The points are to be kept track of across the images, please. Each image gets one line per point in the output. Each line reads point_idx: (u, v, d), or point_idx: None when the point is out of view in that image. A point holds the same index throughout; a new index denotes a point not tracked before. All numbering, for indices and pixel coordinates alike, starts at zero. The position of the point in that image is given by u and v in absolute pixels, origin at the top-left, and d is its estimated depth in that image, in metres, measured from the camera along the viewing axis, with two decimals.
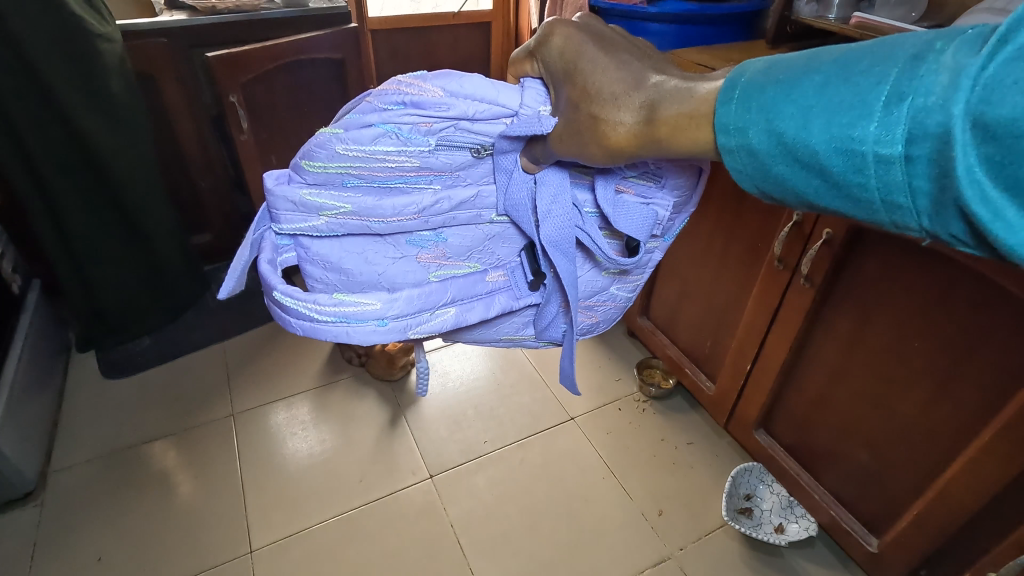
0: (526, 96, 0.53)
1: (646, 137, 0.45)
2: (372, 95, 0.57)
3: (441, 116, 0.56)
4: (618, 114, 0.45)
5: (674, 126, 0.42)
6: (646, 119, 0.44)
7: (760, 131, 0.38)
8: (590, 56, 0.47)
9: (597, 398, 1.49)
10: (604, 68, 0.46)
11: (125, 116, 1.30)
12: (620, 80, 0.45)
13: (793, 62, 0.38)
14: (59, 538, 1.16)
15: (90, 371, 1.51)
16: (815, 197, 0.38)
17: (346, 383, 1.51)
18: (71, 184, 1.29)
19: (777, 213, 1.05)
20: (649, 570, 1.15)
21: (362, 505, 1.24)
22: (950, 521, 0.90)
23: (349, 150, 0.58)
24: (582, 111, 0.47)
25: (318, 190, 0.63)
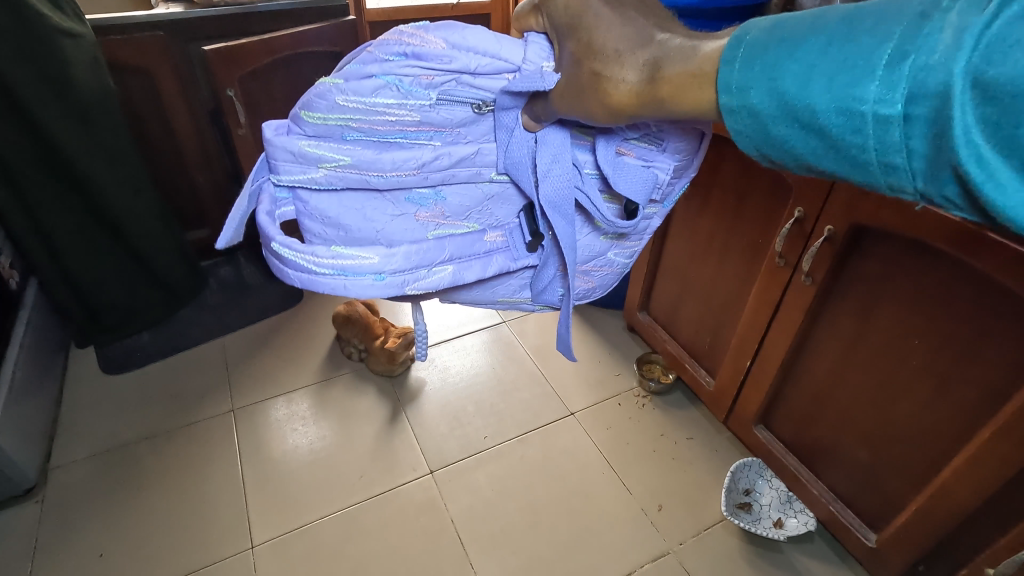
0: (529, 51, 0.53)
1: (648, 95, 0.44)
2: (372, 45, 0.55)
3: (443, 69, 0.55)
4: (618, 69, 0.44)
5: (680, 84, 0.42)
6: (649, 79, 0.43)
7: (761, 91, 0.37)
8: (593, 8, 0.45)
9: (597, 393, 1.50)
10: (611, 25, 0.44)
11: (101, 119, 1.29)
12: (620, 35, 0.44)
13: (800, 20, 0.37)
14: (61, 534, 1.16)
15: (90, 368, 1.51)
16: (814, 159, 0.37)
17: (346, 379, 1.51)
18: (47, 184, 1.29)
19: (779, 210, 1.05)
20: (648, 565, 1.15)
21: (363, 500, 1.24)
22: (950, 517, 0.90)
23: (348, 101, 0.57)
24: (586, 69, 0.46)
25: (317, 141, 0.61)
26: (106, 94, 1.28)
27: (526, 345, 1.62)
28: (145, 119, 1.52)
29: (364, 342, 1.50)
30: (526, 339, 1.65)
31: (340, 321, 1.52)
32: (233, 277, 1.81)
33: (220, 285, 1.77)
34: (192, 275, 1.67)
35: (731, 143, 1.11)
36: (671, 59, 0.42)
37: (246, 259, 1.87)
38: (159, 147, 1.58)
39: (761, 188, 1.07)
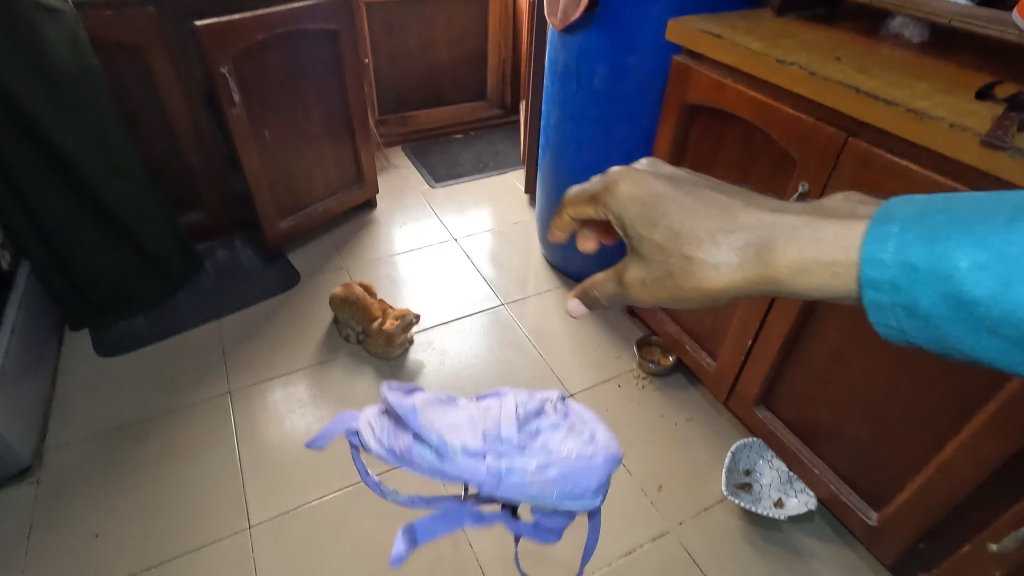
0: (507, 395, 0.60)
1: (755, 277, 0.42)
2: (391, 390, 0.62)
3: (459, 402, 0.60)
4: (713, 251, 0.43)
5: (789, 272, 0.40)
6: (754, 260, 0.42)
7: (937, 287, 0.34)
8: (667, 198, 0.47)
9: (596, 375, 1.49)
10: (696, 213, 0.45)
11: (83, 101, 1.28)
12: (702, 224, 0.45)
13: (965, 201, 0.35)
14: (57, 516, 1.15)
15: (84, 350, 1.49)
16: (985, 352, 0.35)
17: (343, 361, 1.50)
18: (33, 168, 1.27)
19: (783, 185, 1.03)
20: (648, 544, 1.15)
21: (361, 481, 1.23)
22: (953, 494, 0.90)
23: (384, 426, 0.60)
24: (675, 253, 0.45)
25: (391, 452, 0.59)
26: (87, 73, 1.27)
27: (525, 328, 1.61)
28: (137, 98, 1.49)
29: (362, 324, 1.49)
30: (525, 322, 1.63)
31: (338, 302, 1.51)
32: (229, 260, 1.79)
33: (216, 268, 1.75)
34: (186, 257, 1.67)
35: (733, 118, 1.09)
36: (772, 241, 0.41)
37: (242, 243, 1.85)
38: (152, 127, 1.55)
39: (764, 164, 1.06)
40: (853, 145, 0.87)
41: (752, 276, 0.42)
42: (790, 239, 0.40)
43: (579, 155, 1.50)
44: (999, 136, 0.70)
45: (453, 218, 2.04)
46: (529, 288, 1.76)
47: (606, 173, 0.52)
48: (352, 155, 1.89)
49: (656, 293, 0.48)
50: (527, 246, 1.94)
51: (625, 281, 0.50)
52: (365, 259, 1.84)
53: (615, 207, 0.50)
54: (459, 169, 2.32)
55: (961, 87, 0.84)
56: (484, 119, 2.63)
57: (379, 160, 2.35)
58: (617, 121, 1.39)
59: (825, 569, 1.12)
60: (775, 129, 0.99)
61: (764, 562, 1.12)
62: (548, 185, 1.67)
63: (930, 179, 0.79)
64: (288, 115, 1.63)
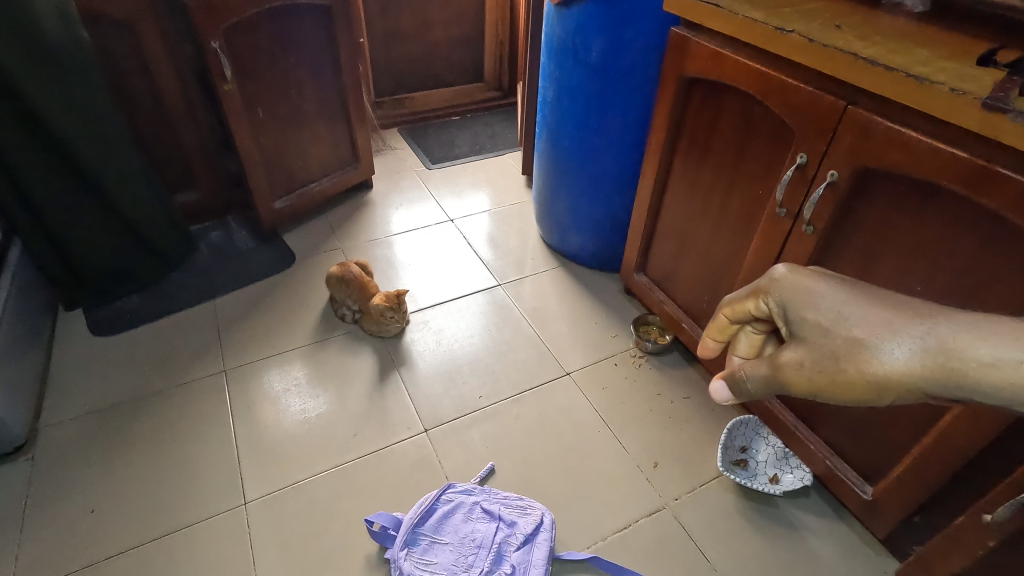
0: None
1: (933, 372, 0.48)
2: None
3: None
4: (889, 345, 0.49)
5: (976, 371, 0.47)
6: (932, 359, 0.48)
7: None
8: (830, 295, 0.54)
9: (593, 354, 1.48)
10: (867, 315, 0.51)
11: (73, 75, 1.26)
12: (872, 322, 0.51)
13: None
14: (52, 491, 1.15)
15: (78, 329, 1.48)
16: None
17: (339, 341, 1.49)
18: (22, 143, 1.25)
19: (780, 158, 1.02)
20: (644, 519, 1.15)
21: (357, 459, 1.23)
22: (949, 466, 0.90)
23: None
24: (847, 352, 0.51)
25: None
26: (77, 46, 1.25)
27: (522, 308, 1.61)
28: (128, 74, 1.47)
29: (359, 303, 1.49)
30: (521, 302, 1.63)
31: (333, 281, 1.50)
32: (224, 241, 1.77)
33: (210, 249, 1.74)
34: (180, 237, 1.66)
35: (731, 91, 1.08)
36: (953, 343, 0.47)
37: (237, 224, 1.84)
38: (144, 105, 1.53)
39: (762, 137, 1.04)
40: (851, 114, 0.86)
41: (928, 368, 0.48)
42: (973, 343, 0.47)
43: (575, 133, 1.49)
44: (1000, 98, 0.69)
45: (450, 200, 2.03)
46: (526, 269, 1.75)
47: (766, 275, 0.60)
48: (347, 136, 1.87)
49: (812, 376, 0.53)
50: (524, 227, 1.92)
51: (779, 365, 0.56)
52: (361, 240, 1.83)
53: (783, 299, 0.57)
54: (456, 151, 2.30)
55: (962, 53, 0.82)
56: (482, 101, 2.61)
57: (376, 142, 2.33)
58: (614, 96, 1.37)
59: (820, 544, 1.12)
60: (773, 100, 0.97)
61: (759, 537, 1.13)
62: (545, 164, 1.66)
63: (930, 146, 0.78)
64: (282, 92, 1.61)
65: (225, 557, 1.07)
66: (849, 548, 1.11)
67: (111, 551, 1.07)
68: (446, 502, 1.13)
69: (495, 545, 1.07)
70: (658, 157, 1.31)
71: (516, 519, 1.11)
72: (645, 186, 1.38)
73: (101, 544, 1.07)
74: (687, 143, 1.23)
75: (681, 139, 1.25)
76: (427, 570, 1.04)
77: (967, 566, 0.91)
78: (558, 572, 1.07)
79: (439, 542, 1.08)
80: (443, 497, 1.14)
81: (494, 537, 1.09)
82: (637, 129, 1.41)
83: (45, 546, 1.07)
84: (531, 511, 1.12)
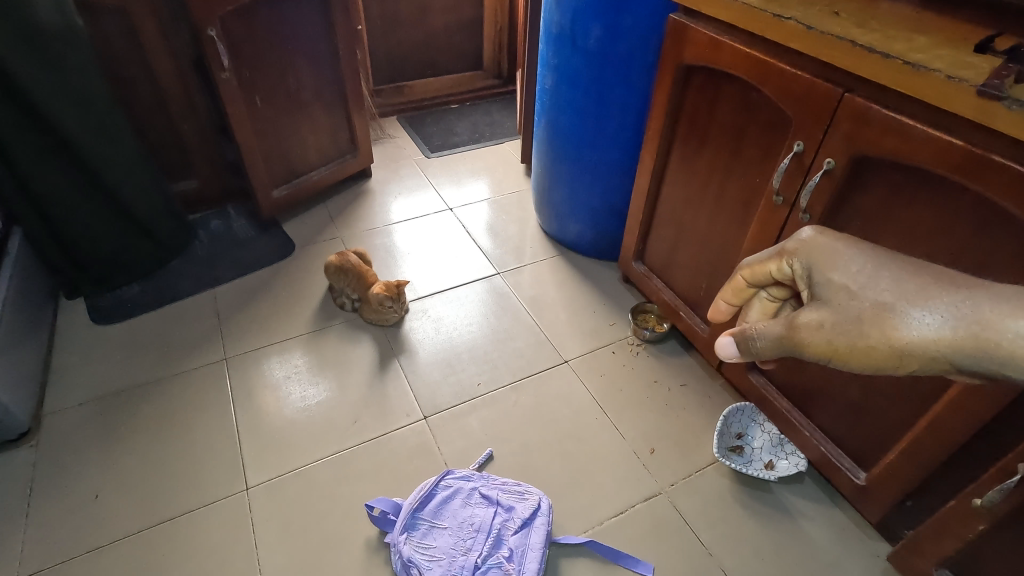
0: None
1: (955, 347, 0.49)
2: None
3: None
4: (916, 312, 0.51)
5: (1007, 342, 0.47)
6: (957, 334, 0.48)
7: None
8: (858, 260, 0.56)
9: (591, 342, 1.49)
10: (889, 287, 0.53)
11: (68, 62, 1.25)
12: (905, 290, 0.52)
13: None
14: (57, 477, 1.17)
15: (80, 317, 1.49)
16: None
17: (338, 329, 1.50)
18: (18, 132, 1.25)
19: (778, 146, 1.02)
20: (640, 504, 1.16)
21: (357, 444, 1.25)
22: (941, 451, 0.91)
23: None
24: (868, 323, 0.53)
25: None
26: (71, 32, 1.24)
27: (520, 297, 1.61)
28: (125, 62, 1.46)
29: (358, 292, 1.50)
30: (520, 290, 1.63)
31: (332, 270, 1.51)
32: (223, 230, 1.78)
33: (210, 237, 1.75)
34: (179, 225, 1.66)
35: (729, 78, 1.08)
36: (986, 315, 0.48)
37: (237, 212, 1.84)
38: (142, 93, 1.53)
39: (759, 124, 1.04)
40: (848, 101, 0.86)
41: (959, 337, 0.48)
42: (1007, 316, 0.47)
43: (574, 121, 1.49)
44: (996, 85, 0.69)
45: (449, 188, 2.03)
46: (525, 257, 1.75)
47: (795, 241, 0.63)
48: (346, 124, 1.87)
49: (832, 337, 0.55)
50: (523, 216, 1.93)
51: (796, 324, 0.58)
52: (360, 229, 1.83)
53: (810, 261, 0.60)
54: (456, 139, 2.29)
55: (960, 40, 0.82)
56: (481, 89, 2.60)
57: (375, 130, 2.33)
58: (613, 84, 1.37)
59: (814, 528, 1.13)
60: (771, 87, 0.97)
61: (754, 521, 1.14)
62: (543, 152, 1.66)
63: (925, 133, 0.78)
64: (279, 80, 1.61)
65: (228, 541, 1.08)
66: (842, 533, 1.13)
67: (116, 535, 1.08)
68: (445, 488, 1.14)
69: (493, 530, 1.09)
70: (657, 145, 1.31)
71: (513, 504, 1.12)
72: (644, 175, 1.39)
73: (107, 528, 1.09)
74: (685, 131, 1.23)
75: (679, 127, 1.25)
76: (427, 554, 1.05)
77: (958, 548, 0.92)
78: (555, 555, 1.08)
79: (438, 526, 1.09)
80: (442, 483, 1.15)
81: (492, 521, 1.10)
82: (635, 117, 1.41)
83: (51, 530, 1.08)
84: (528, 497, 1.13)
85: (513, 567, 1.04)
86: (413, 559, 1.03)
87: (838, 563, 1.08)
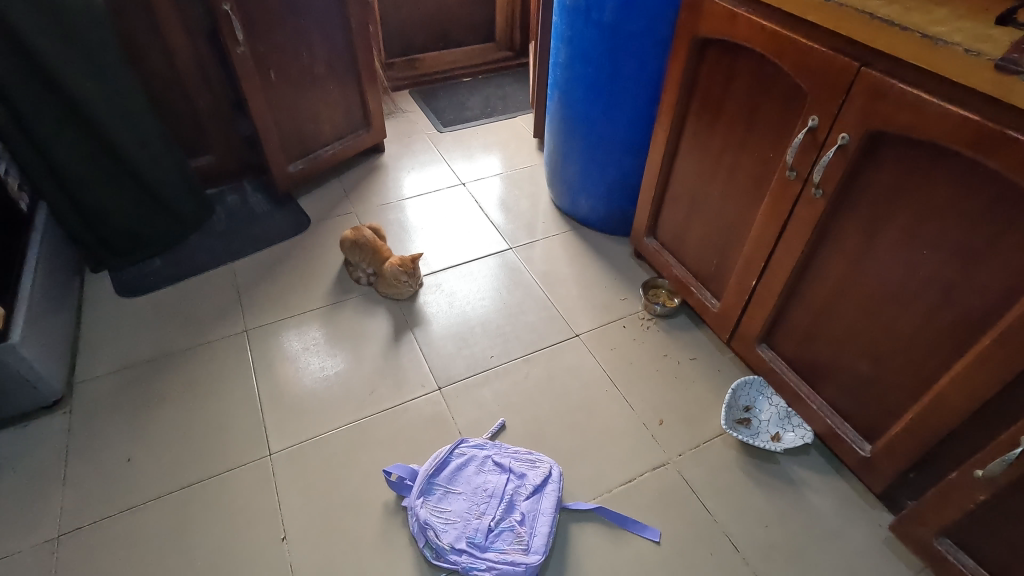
0: None
1: None
2: None
3: None
4: None
5: None
6: None
7: None
8: None
9: (601, 317, 1.51)
10: None
11: (85, 38, 1.27)
12: None
13: None
14: (90, 441, 1.22)
15: (105, 290, 1.54)
16: None
17: (355, 302, 1.54)
18: (42, 113, 1.28)
19: (793, 120, 1.01)
20: (648, 473, 1.20)
21: (374, 414, 1.29)
22: (946, 423, 0.93)
23: None
24: None
25: None
26: (90, 9, 1.25)
27: (533, 272, 1.63)
28: (141, 37, 1.48)
29: (373, 266, 1.53)
30: (533, 265, 1.65)
31: (348, 245, 1.54)
32: (240, 205, 1.80)
33: (227, 212, 1.78)
34: (197, 200, 1.69)
35: (745, 52, 1.07)
36: None
37: (252, 187, 1.86)
38: (157, 68, 1.54)
39: (773, 99, 1.04)
40: (865, 75, 0.85)
41: None
42: None
43: (587, 95, 1.48)
44: (1014, 60, 0.70)
45: (462, 163, 2.03)
46: (537, 233, 1.76)
47: None
48: (359, 99, 1.87)
49: None
50: (535, 191, 1.93)
51: None
52: (374, 204, 1.85)
53: None
54: (468, 114, 2.28)
55: (981, 12, 0.81)
56: (490, 62, 2.55)
57: (387, 105, 2.32)
58: (626, 58, 1.36)
59: (818, 499, 1.16)
60: (786, 61, 0.96)
61: (760, 491, 1.17)
62: (556, 127, 1.65)
63: (941, 108, 0.78)
64: (293, 56, 1.61)
65: (252, 504, 1.14)
66: (846, 503, 1.16)
67: (148, 495, 1.14)
68: (459, 456, 1.18)
69: (506, 496, 1.13)
70: (670, 121, 1.31)
71: (525, 471, 1.16)
72: (657, 149, 1.39)
73: (140, 489, 1.15)
74: (699, 105, 1.23)
75: (693, 102, 1.25)
76: (442, 518, 1.10)
77: (958, 518, 0.95)
78: (564, 520, 1.13)
79: (453, 492, 1.14)
80: (457, 451, 1.19)
81: (505, 488, 1.14)
82: (650, 91, 1.40)
83: (87, 491, 1.14)
84: (539, 465, 1.17)
85: (525, 531, 1.08)
86: (429, 521, 1.08)
87: (840, 532, 1.12)
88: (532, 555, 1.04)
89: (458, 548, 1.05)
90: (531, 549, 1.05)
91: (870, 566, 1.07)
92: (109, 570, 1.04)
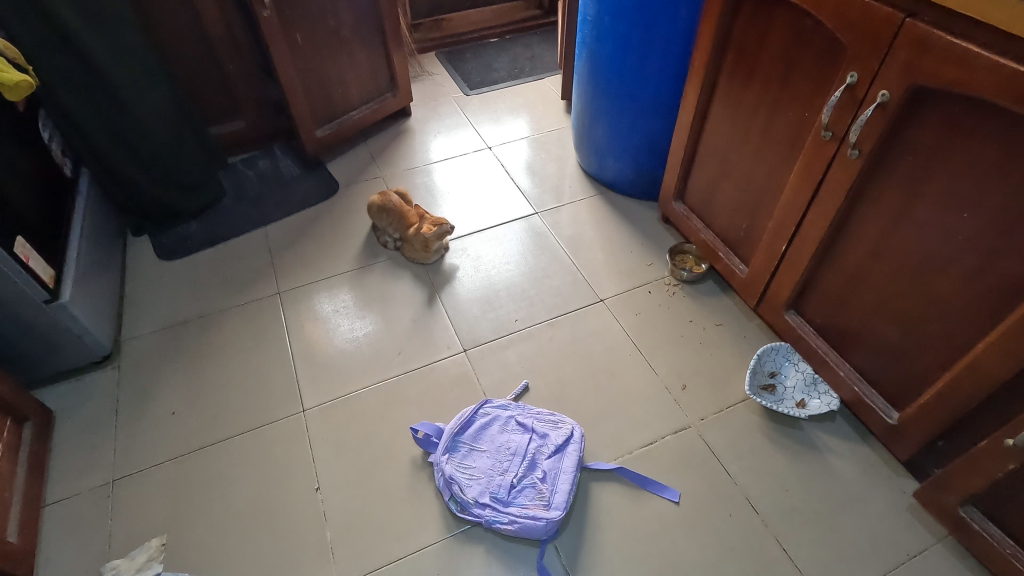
0: None
1: None
2: None
3: None
4: None
5: None
6: None
7: None
8: None
9: (627, 281, 1.51)
10: None
11: (103, 5, 1.28)
12: None
13: None
14: (137, 395, 1.30)
15: (147, 252, 1.61)
16: None
17: (382, 266, 1.56)
18: (75, 90, 1.32)
19: (831, 76, 0.97)
20: (670, 436, 1.21)
21: (402, 373, 1.33)
22: (979, 389, 0.91)
23: None
24: None
25: None
26: None
27: (559, 236, 1.63)
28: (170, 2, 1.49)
29: (400, 232, 1.55)
30: (559, 229, 1.65)
31: (375, 209, 1.55)
32: (271, 169, 1.83)
33: (259, 176, 1.81)
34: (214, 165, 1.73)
35: (781, 5, 1.02)
36: None
37: (282, 152, 1.89)
38: (186, 34, 1.56)
39: (811, 55, 0.99)
40: (910, 27, 0.81)
41: None
42: None
43: (614, 54, 1.44)
44: None
45: (488, 126, 2.02)
46: (564, 196, 1.75)
47: None
48: (385, 62, 1.86)
49: None
50: (563, 154, 1.90)
51: None
52: (400, 167, 1.86)
53: None
54: (495, 75, 2.25)
55: None
56: (519, 21, 2.49)
57: (414, 67, 2.30)
58: (656, 14, 1.31)
59: (841, 464, 1.16)
60: (825, 13, 0.92)
61: (782, 455, 1.18)
62: (584, 87, 1.62)
63: (990, 62, 0.74)
64: (319, 19, 1.60)
65: (287, 456, 1.20)
66: (870, 469, 1.15)
67: (191, 446, 1.21)
68: (483, 416, 1.22)
69: (528, 454, 1.16)
70: (700, 80, 1.26)
71: (547, 432, 1.19)
72: (687, 110, 1.35)
73: (182, 440, 1.22)
74: (732, 63, 1.18)
75: (726, 60, 1.20)
76: (467, 473, 1.14)
77: (984, 485, 0.94)
78: (585, 480, 1.15)
79: (478, 449, 1.18)
80: (481, 411, 1.22)
81: (528, 446, 1.17)
82: (681, 47, 1.36)
83: (136, 441, 1.22)
84: (562, 425, 1.20)
85: (547, 488, 1.11)
86: (454, 477, 1.12)
87: (863, 497, 1.11)
88: (552, 510, 1.07)
89: (482, 502, 1.09)
90: (552, 505, 1.07)
91: (891, 531, 1.07)
92: (158, 512, 1.12)
